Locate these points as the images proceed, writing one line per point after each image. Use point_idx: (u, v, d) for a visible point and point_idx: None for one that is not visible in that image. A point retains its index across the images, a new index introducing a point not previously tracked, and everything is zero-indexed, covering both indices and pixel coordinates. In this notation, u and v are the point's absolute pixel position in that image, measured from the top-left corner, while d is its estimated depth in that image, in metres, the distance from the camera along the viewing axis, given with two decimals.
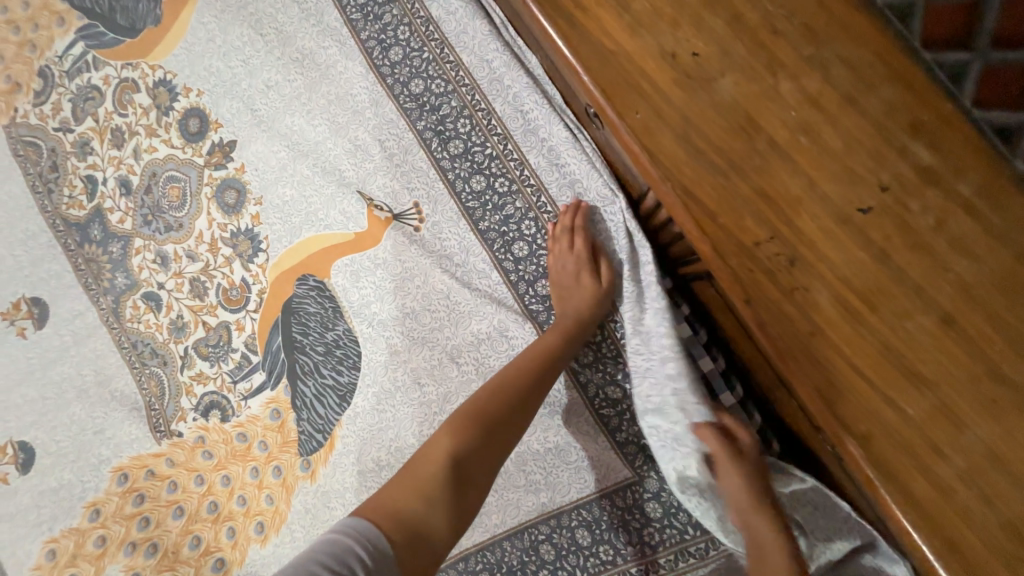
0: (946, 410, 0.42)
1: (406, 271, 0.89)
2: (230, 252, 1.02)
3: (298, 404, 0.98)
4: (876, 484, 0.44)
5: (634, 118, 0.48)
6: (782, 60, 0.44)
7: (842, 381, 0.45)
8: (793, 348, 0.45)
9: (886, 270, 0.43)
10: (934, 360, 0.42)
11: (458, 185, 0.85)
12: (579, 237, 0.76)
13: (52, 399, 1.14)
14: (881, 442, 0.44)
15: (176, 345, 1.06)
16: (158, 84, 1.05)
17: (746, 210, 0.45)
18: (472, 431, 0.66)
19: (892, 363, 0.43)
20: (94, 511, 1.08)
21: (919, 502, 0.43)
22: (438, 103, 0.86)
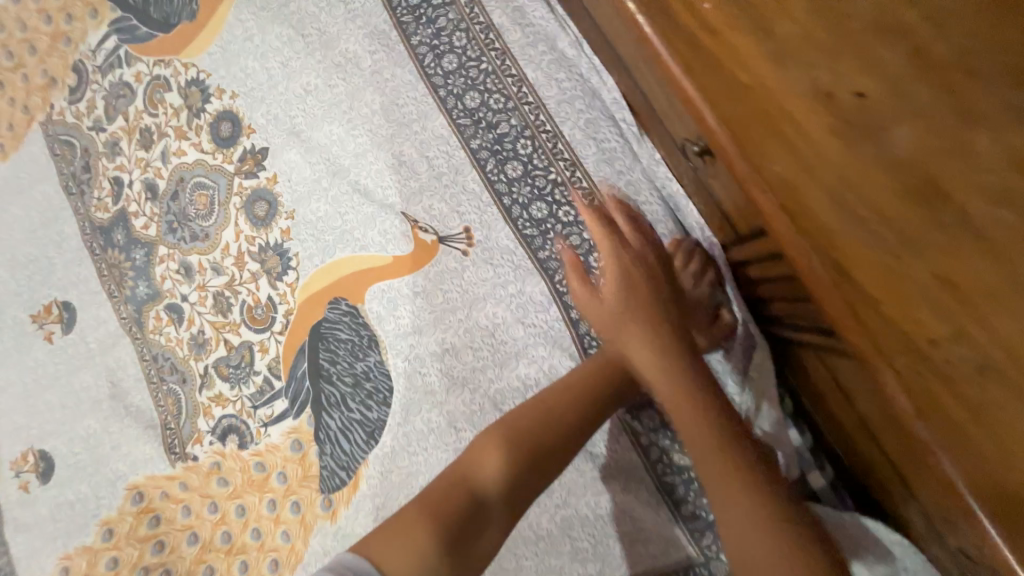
0: None
1: (448, 302, 0.81)
2: (257, 267, 0.94)
3: (322, 437, 0.91)
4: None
5: (773, 169, 0.37)
6: (982, 108, 0.35)
7: None
8: (990, 498, 0.33)
9: None
10: None
11: (515, 211, 0.77)
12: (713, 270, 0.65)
13: (70, 408, 1.09)
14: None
15: (197, 362, 1.00)
16: (190, 83, 0.99)
17: (922, 303, 0.35)
18: (502, 461, 0.61)
19: None
20: (108, 530, 1.03)
21: None
22: (495, 121, 0.77)
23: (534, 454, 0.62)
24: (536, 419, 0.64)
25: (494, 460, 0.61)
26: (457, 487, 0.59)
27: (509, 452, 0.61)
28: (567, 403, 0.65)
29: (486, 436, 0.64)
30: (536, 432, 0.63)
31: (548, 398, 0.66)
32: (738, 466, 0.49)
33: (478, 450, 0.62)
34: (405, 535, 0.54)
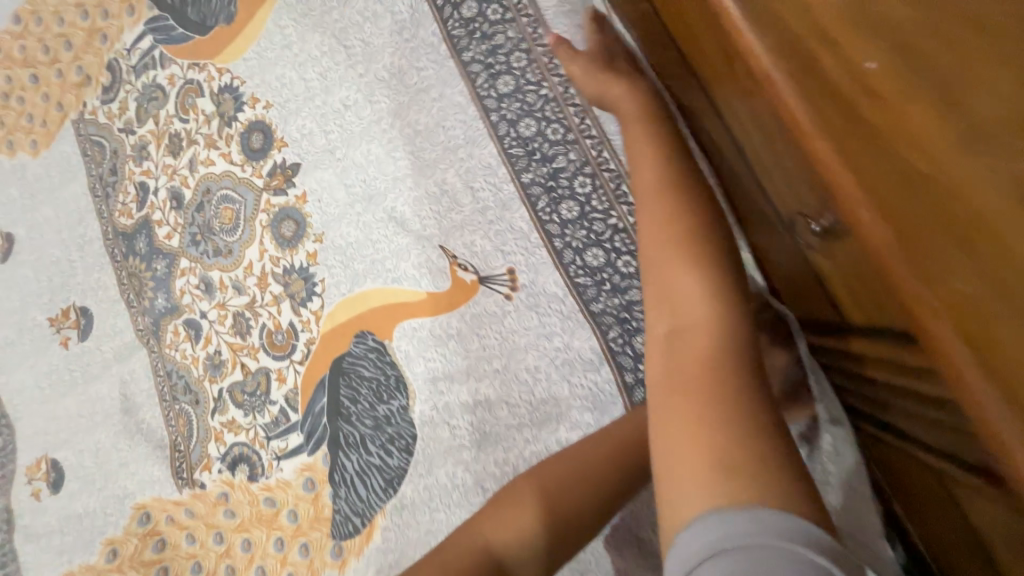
0: None
1: (484, 349, 0.73)
2: (279, 290, 0.88)
3: (336, 479, 0.84)
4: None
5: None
6: None
7: None
8: None
9: None
10: None
11: (567, 256, 0.69)
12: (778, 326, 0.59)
13: (83, 418, 1.05)
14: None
15: (211, 384, 0.94)
16: (223, 90, 0.93)
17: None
18: (529, 519, 0.54)
19: None
20: (111, 550, 0.99)
21: None
22: (551, 153, 0.70)
23: (565, 517, 0.55)
24: (570, 473, 0.57)
25: (520, 518, 0.55)
26: (477, 545, 0.54)
27: (539, 510, 0.55)
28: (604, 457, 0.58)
29: (513, 488, 0.58)
30: (568, 489, 0.56)
31: (584, 450, 0.59)
32: (697, 380, 0.41)
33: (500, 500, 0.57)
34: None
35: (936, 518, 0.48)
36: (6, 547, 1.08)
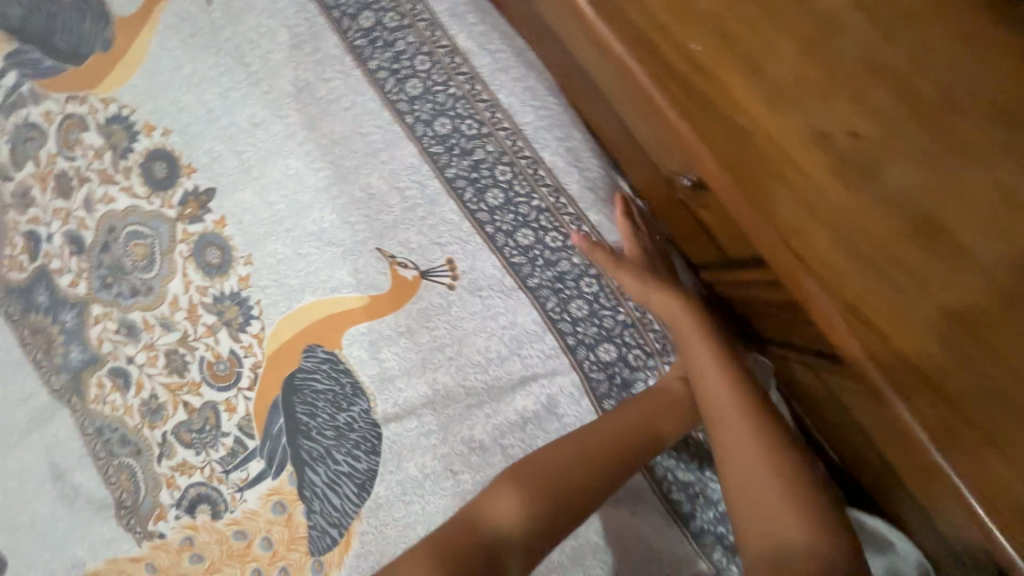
0: None
1: (434, 339, 0.77)
2: (213, 319, 0.86)
3: (307, 495, 0.84)
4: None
5: (780, 217, 0.39)
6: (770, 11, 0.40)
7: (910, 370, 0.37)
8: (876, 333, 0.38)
9: (907, 252, 0.37)
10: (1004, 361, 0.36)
11: (499, 239, 0.74)
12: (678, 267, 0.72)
13: (15, 494, 0.95)
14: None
15: (152, 431, 0.89)
16: (111, 120, 0.88)
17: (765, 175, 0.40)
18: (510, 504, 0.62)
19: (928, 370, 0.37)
20: None
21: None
22: (469, 146, 0.74)
23: (553, 506, 0.62)
24: (564, 467, 0.64)
25: (508, 506, 0.62)
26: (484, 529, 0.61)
27: (529, 499, 0.62)
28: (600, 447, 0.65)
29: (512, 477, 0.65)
30: (564, 478, 0.62)
31: (573, 448, 0.64)
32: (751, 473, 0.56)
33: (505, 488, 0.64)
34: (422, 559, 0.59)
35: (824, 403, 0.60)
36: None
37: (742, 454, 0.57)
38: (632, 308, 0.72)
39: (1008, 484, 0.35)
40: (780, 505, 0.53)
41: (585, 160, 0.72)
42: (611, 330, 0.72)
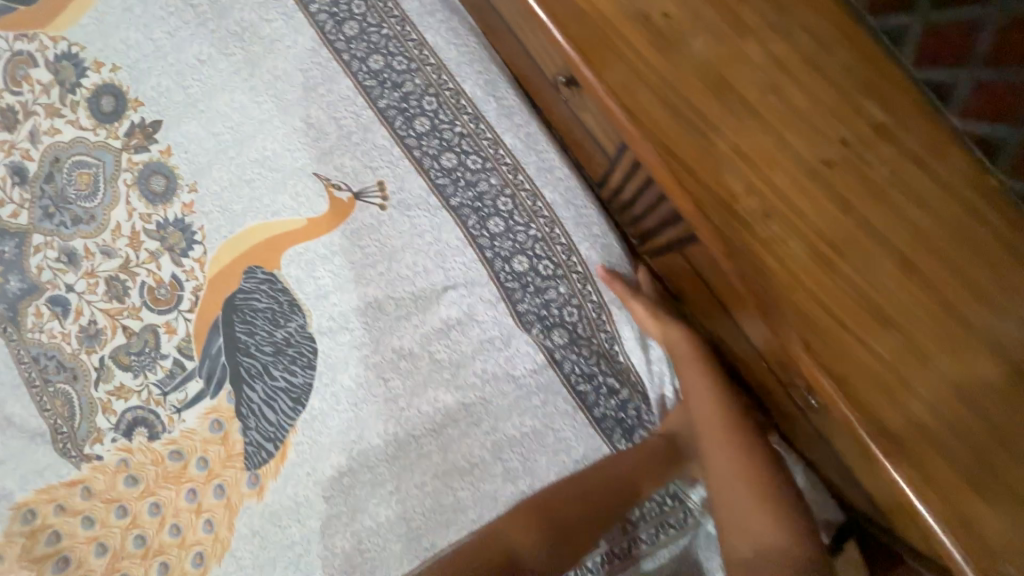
0: (814, 251, 0.45)
1: (366, 257, 0.84)
2: (156, 246, 0.90)
3: (244, 412, 0.88)
4: (869, 443, 0.44)
5: (611, 78, 0.48)
6: None
7: (735, 220, 0.46)
8: (693, 171, 0.46)
9: (710, 102, 0.46)
10: (786, 189, 0.45)
11: (426, 162, 0.82)
12: (586, 184, 0.79)
13: None
14: (874, 400, 0.44)
15: (90, 356, 0.92)
16: (61, 57, 0.92)
17: (602, 45, 0.48)
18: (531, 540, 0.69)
19: (734, 209, 0.46)
20: None
21: (807, 329, 0.45)
22: (400, 81, 0.83)
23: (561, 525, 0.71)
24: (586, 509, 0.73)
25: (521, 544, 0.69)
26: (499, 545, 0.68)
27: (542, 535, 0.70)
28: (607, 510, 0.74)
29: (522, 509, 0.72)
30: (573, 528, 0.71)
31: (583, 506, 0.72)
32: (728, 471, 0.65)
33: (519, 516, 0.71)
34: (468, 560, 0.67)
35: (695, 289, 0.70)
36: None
37: (715, 442, 0.68)
38: (542, 224, 0.79)
39: (807, 311, 0.45)
40: (726, 449, 0.67)
41: (502, 91, 0.81)
42: (524, 244, 0.80)
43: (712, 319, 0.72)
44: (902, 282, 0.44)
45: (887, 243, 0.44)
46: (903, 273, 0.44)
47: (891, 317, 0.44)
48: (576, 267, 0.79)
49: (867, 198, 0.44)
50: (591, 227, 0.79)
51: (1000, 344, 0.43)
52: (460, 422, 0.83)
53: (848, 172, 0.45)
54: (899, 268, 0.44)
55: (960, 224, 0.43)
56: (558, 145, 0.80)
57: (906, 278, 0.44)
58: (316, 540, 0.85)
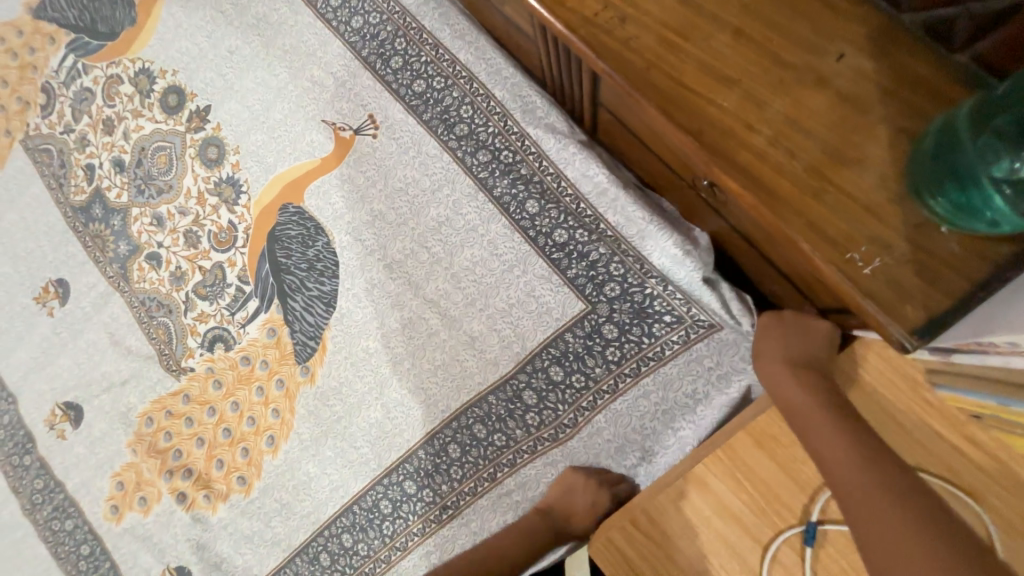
0: (663, 42, 0.57)
1: (368, 178, 1.05)
2: (216, 200, 1.15)
3: (291, 319, 1.10)
4: (725, 180, 0.55)
5: None
6: None
7: (600, 35, 0.59)
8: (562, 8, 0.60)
9: None
10: (635, 4, 0.59)
11: (403, 91, 1.01)
12: (530, 80, 0.95)
13: (86, 362, 1.25)
14: (725, 146, 0.55)
15: (178, 292, 1.18)
16: (138, 72, 1.22)
17: None
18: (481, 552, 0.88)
19: (596, 28, 0.59)
20: (132, 450, 1.19)
21: (665, 102, 0.57)
22: (375, 31, 1.03)
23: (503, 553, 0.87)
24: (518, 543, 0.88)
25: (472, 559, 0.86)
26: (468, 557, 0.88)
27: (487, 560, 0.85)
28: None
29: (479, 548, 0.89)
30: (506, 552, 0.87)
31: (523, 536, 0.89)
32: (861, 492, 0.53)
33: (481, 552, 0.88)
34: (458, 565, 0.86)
35: (626, 141, 0.83)
36: (41, 495, 1.25)
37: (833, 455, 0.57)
38: (498, 120, 0.95)
39: (665, 89, 0.57)
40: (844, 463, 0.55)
41: (451, 19, 0.98)
42: (486, 140, 0.96)
43: (646, 165, 0.85)
44: (735, 51, 0.55)
45: (718, 25, 0.56)
46: (736, 44, 0.56)
47: (730, 79, 0.55)
48: (531, 148, 0.93)
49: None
50: (538, 112, 0.93)
51: (821, 76, 0.53)
52: (457, 301, 0.99)
53: None
54: (732, 42, 0.56)
55: None
56: (503, 53, 0.96)
57: (739, 47, 0.55)
58: (356, 414, 1.06)
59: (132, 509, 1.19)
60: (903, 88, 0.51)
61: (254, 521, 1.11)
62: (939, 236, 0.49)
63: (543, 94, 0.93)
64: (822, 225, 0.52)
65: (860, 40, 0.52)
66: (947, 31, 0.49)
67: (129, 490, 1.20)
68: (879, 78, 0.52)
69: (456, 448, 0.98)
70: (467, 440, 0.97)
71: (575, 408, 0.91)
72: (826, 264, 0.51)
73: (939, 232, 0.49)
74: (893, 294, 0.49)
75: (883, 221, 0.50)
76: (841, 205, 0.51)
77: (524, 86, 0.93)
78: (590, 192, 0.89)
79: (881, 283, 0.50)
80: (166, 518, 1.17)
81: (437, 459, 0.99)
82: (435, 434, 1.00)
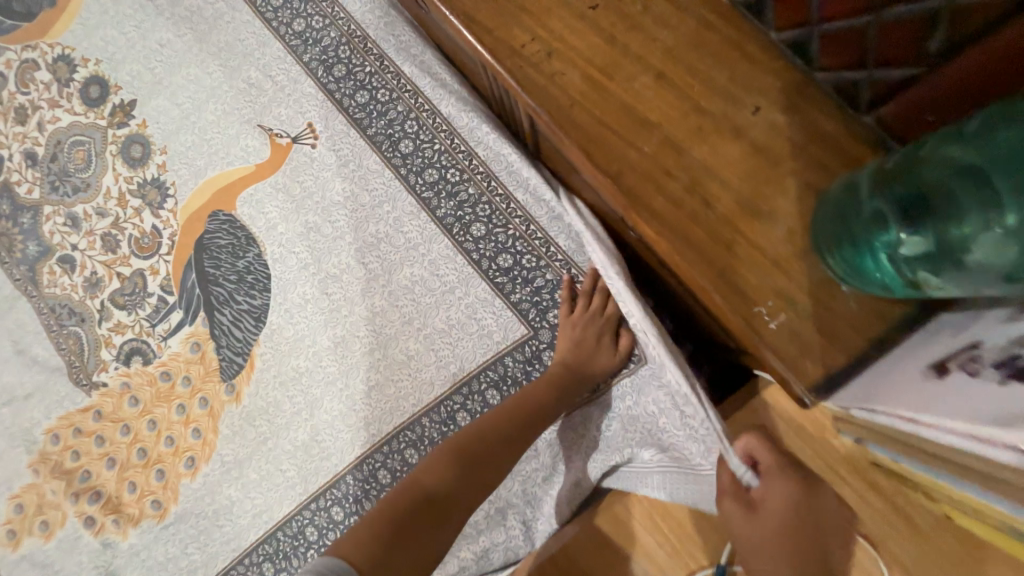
0: (588, 80, 0.56)
1: (304, 190, 0.99)
2: (139, 202, 1.07)
3: (216, 333, 1.03)
4: (643, 224, 0.54)
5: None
6: None
7: (525, 68, 0.58)
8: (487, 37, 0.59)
9: None
10: (562, 37, 0.57)
11: (345, 101, 0.97)
12: (476, 97, 0.93)
13: None
14: (644, 190, 0.54)
15: (93, 300, 1.09)
16: (57, 59, 1.12)
17: None
18: (454, 474, 0.72)
19: (522, 60, 0.58)
20: (33, 470, 1.09)
21: (587, 142, 0.56)
22: (318, 37, 0.99)
23: (483, 471, 0.73)
24: (501, 452, 0.76)
25: (441, 476, 0.71)
26: (430, 493, 0.70)
27: (458, 480, 0.71)
28: (451, 503, 0.70)
29: (454, 460, 0.73)
30: (489, 463, 0.74)
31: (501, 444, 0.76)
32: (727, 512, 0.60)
33: (436, 464, 0.73)
34: (418, 523, 0.67)
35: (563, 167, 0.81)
36: None
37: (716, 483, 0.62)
38: (444, 138, 0.93)
39: (589, 129, 0.56)
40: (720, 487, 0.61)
41: (398, 31, 0.96)
42: (432, 157, 0.93)
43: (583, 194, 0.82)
44: (659, 93, 0.55)
45: (642, 66, 0.55)
46: (660, 87, 0.55)
47: (650, 122, 0.55)
48: (480, 169, 0.91)
49: (627, 32, 0.56)
50: (480, 130, 0.90)
51: (736, 126, 0.53)
52: (394, 321, 0.95)
53: (613, 18, 0.57)
54: (656, 84, 0.55)
55: (696, 37, 0.55)
56: (446, 68, 0.93)
57: (663, 90, 0.55)
58: (283, 434, 0.99)
59: (30, 535, 1.08)
60: (812, 143, 0.51)
61: (168, 548, 1.03)
62: (840, 294, 0.50)
63: (485, 111, 0.91)
64: (733, 275, 0.52)
65: (774, 93, 0.53)
66: (853, 94, 0.49)
67: (27, 514, 1.09)
68: (790, 132, 0.52)
69: (386, 474, 0.94)
70: (397, 466, 0.94)
71: None
72: (735, 316, 0.51)
73: (841, 291, 0.49)
74: (794, 347, 0.50)
75: (789, 274, 0.51)
76: (751, 258, 0.52)
77: (467, 103, 0.91)
78: (542, 216, 0.89)
79: (786, 338, 0.50)
80: (69, 545, 1.07)
81: (367, 484, 0.95)
82: (365, 459, 0.95)
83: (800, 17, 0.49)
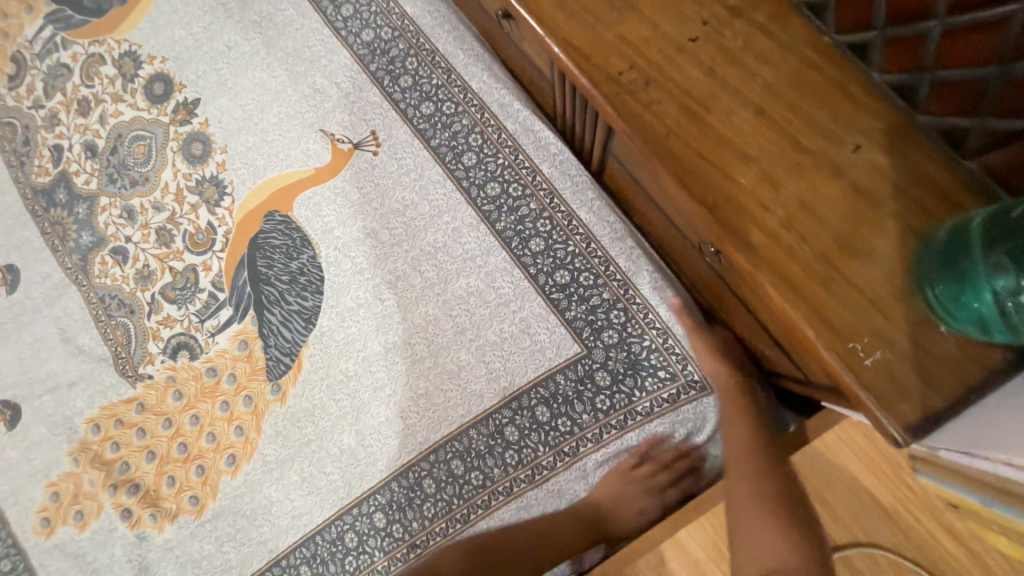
0: (687, 112, 0.57)
1: (364, 195, 1.01)
2: (196, 199, 1.09)
3: (265, 332, 1.04)
4: (740, 258, 0.55)
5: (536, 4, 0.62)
6: None
7: (623, 96, 0.59)
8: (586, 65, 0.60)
9: (600, 12, 0.61)
10: (661, 70, 0.59)
11: (410, 112, 0.99)
12: (543, 116, 0.95)
13: (29, 358, 1.14)
14: (741, 222, 0.55)
15: (143, 293, 1.10)
16: (122, 55, 1.15)
17: None
18: None
19: (620, 89, 0.59)
20: (74, 459, 1.09)
21: (685, 172, 0.56)
22: (387, 48, 1.01)
23: None
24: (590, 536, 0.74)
25: None
26: None
27: None
28: None
29: None
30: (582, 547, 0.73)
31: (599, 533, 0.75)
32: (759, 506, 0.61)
33: None
34: None
35: (631, 190, 0.83)
36: None
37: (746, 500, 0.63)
38: (508, 153, 0.94)
39: (686, 159, 0.57)
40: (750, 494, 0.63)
41: (467, 45, 0.98)
42: (494, 171, 0.95)
43: (649, 220, 0.85)
44: (759, 129, 0.56)
45: (742, 101, 0.57)
46: (761, 122, 0.56)
47: (750, 156, 0.56)
48: (544, 185, 0.93)
49: (727, 68, 0.58)
50: (550, 148, 0.93)
51: (836, 164, 0.54)
52: (447, 331, 0.95)
53: (714, 53, 0.58)
54: (756, 120, 0.56)
55: (797, 77, 0.57)
56: (516, 86, 0.96)
57: (762, 126, 0.56)
58: (327, 437, 1.00)
59: (65, 524, 1.08)
60: (915, 186, 0.52)
61: (204, 545, 1.03)
62: (939, 335, 0.50)
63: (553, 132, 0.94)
64: (827, 312, 0.52)
65: (876, 134, 0.54)
66: (960, 137, 0.50)
67: (63, 503, 1.09)
68: (889, 172, 0.53)
69: (431, 483, 0.93)
70: (442, 475, 0.93)
71: (556, 452, 0.89)
72: (829, 351, 0.51)
73: (939, 331, 0.50)
74: (891, 389, 0.50)
75: (886, 314, 0.51)
76: (846, 294, 0.52)
77: (536, 123, 0.94)
78: (604, 235, 0.90)
79: (883, 378, 0.50)
80: (104, 536, 1.07)
81: (412, 492, 0.94)
82: (412, 466, 0.95)
83: (913, 64, 0.51)
